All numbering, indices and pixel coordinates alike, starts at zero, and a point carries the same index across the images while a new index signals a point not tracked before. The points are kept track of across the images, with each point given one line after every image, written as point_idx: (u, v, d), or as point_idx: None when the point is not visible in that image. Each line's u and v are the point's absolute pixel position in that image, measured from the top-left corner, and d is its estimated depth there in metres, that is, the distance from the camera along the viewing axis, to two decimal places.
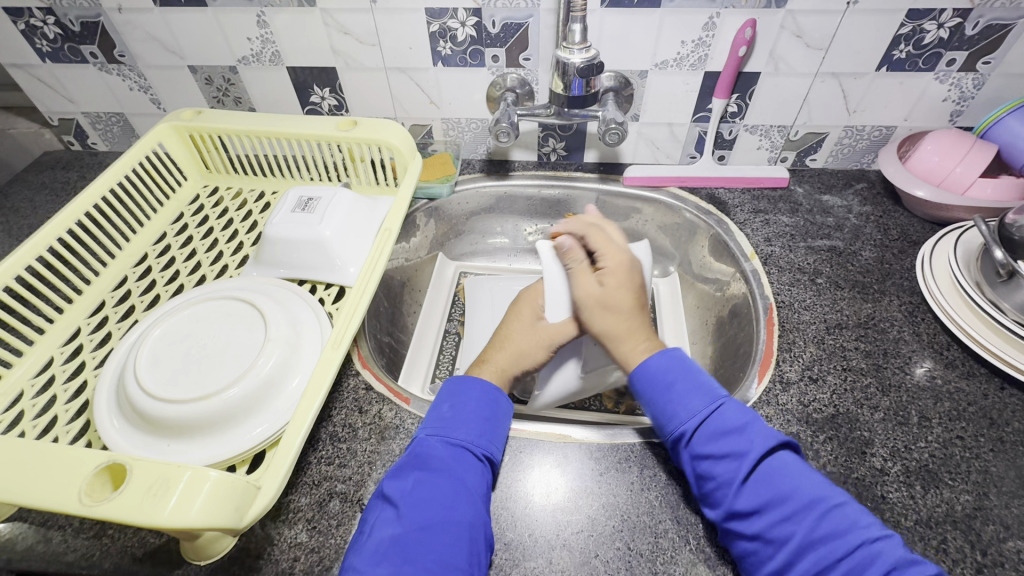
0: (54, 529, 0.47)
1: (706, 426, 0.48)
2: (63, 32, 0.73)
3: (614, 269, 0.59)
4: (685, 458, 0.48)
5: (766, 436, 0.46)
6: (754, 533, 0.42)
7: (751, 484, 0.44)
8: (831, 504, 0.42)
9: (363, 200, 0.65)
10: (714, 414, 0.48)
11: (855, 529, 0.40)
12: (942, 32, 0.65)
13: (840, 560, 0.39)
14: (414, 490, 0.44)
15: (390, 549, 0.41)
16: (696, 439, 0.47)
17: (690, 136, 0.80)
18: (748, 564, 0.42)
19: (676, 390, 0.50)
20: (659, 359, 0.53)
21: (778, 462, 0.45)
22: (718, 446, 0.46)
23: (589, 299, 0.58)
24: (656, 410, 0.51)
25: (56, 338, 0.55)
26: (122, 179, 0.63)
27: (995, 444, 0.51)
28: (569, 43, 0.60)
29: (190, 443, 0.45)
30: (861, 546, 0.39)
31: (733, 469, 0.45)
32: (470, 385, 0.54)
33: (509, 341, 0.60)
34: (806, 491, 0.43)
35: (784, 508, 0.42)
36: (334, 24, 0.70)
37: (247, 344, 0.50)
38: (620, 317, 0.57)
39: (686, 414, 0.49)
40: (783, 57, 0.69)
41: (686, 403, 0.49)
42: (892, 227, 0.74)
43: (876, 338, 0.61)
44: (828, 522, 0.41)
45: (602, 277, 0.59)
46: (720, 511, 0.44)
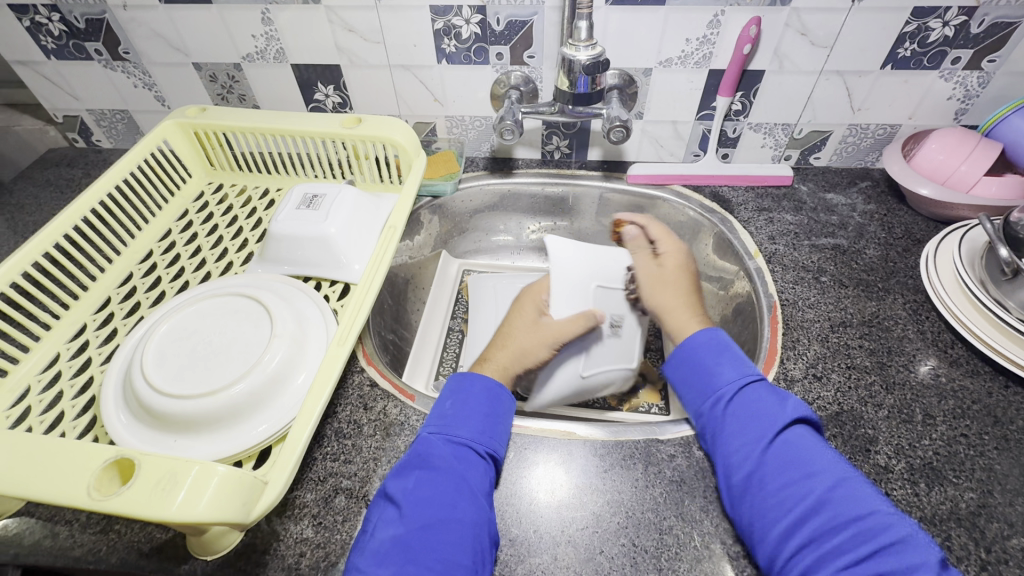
0: (61, 524, 0.47)
1: (744, 392, 0.50)
2: (68, 29, 0.73)
3: (671, 255, 0.67)
4: (718, 416, 0.50)
5: (801, 406, 0.48)
6: (770, 493, 0.44)
7: (779, 445, 0.46)
8: (848, 476, 0.44)
9: (367, 198, 0.65)
10: (751, 384, 0.51)
11: (870, 499, 0.42)
12: (947, 30, 0.65)
13: (849, 523, 0.41)
14: (416, 489, 0.45)
15: (392, 549, 0.41)
16: (733, 399, 0.50)
17: (694, 134, 0.80)
18: (756, 528, 0.43)
19: (724, 356, 0.53)
20: (704, 335, 0.56)
21: (804, 432, 0.47)
22: (752, 408, 0.49)
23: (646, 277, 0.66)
24: (695, 375, 0.54)
25: (62, 334, 0.55)
26: (127, 176, 0.63)
27: (1000, 442, 0.51)
28: (575, 41, 0.60)
29: (197, 438, 0.45)
30: (873, 514, 0.41)
31: (765, 428, 0.47)
32: (472, 383, 0.54)
33: (511, 340, 0.60)
34: (826, 462, 0.45)
35: (804, 473, 0.44)
36: (339, 21, 0.70)
37: (254, 340, 0.50)
38: (675, 293, 0.63)
39: (724, 380, 0.52)
40: (787, 55, 0.69)
41: (728, 369, 0.52)
42: (897, 225, 0.74)
43: (880, 336, 0.61)
44: (846, 488, 0.43)
45: (663, 260, 0.67)
46: (740, 470, 0.46)
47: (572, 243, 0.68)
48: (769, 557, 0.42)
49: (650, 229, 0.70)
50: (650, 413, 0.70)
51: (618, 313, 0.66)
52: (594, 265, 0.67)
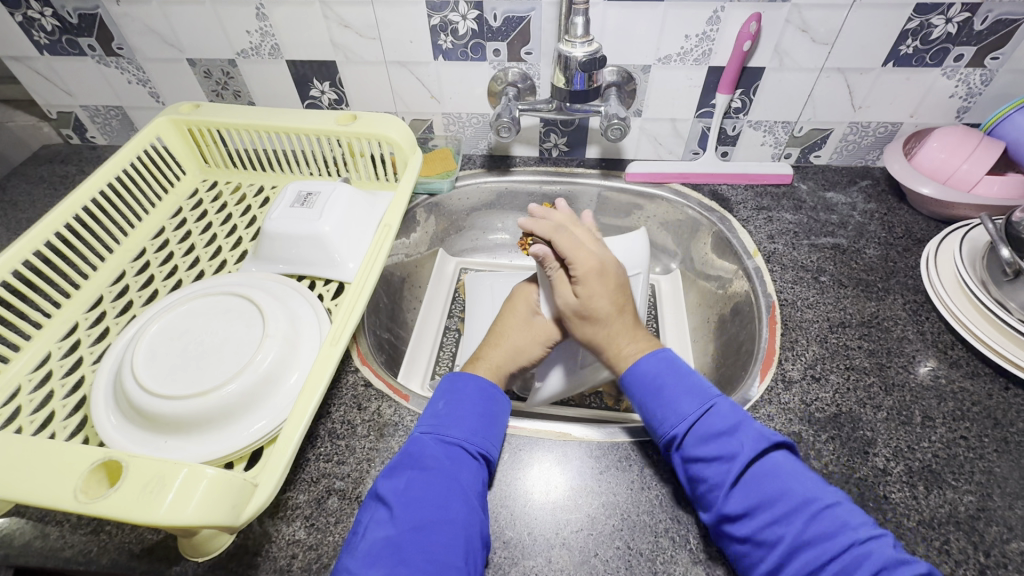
0: (51, 524, 0.47)
1: (696, 429, 0.47)
2: (61, 24, 0.73)
3: (588, 277, 0.55)
4: (677, 461, 0.48)
5: (757, 439, 0.46)
6: (745, 538, 0.42)
7: (740, 488, 0.44)
8: (821, 506, 0.42)
9: (362, 195, 0.65)
10: (703, 417, 0.48)
11: (844, 531, 0.40)
12: (950, 26, 0.64)
13: (831, 560, 0.39)
14: (408, 489, 0.44)
15: (383, 550, 0.41)
16: (686, 443, 0.47)
17: (693, 132, 0.79)
18: (743, 568, 0.42)
19: (666, 392, 0.50)
20: (648, 361, 0.53)
21: (769, 463, 0.45)
22: (707, 449, 0.46)
23: (568, 312, 0.56)
24: (647, 412, 0.51)
25: (54, 333, 0.54)
26: (120, 173, 0.63)
27: (1000, 444, 0.50)
28: (571, 37, 0.59)
29: (188, 439, 0.45)
30: (851, 547, 0.39)
31: (722, 473, 0.44)
32: (465, 382, 0.53)
33: (505, 338, 0.60)
34: (796, 492, 0.43)
35: (774, 511, 0.42)
36: (334, 16, 0.69)
37: (246, 340, 0.49)
38: (617, 320, 0.56)
39: (675, 418, 0.49)
40: (788, 52, 0.68)
41: (676, 407, 0.49)
42: (897, 224, 0.73)
43: (880, 337, 0.60)
44: (817, 523, 0.41)
45: (579, 287, 0.55)
46: (710, 515, 0.44)
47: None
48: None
49: (558, 244, 0.55)
50: None
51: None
52: None
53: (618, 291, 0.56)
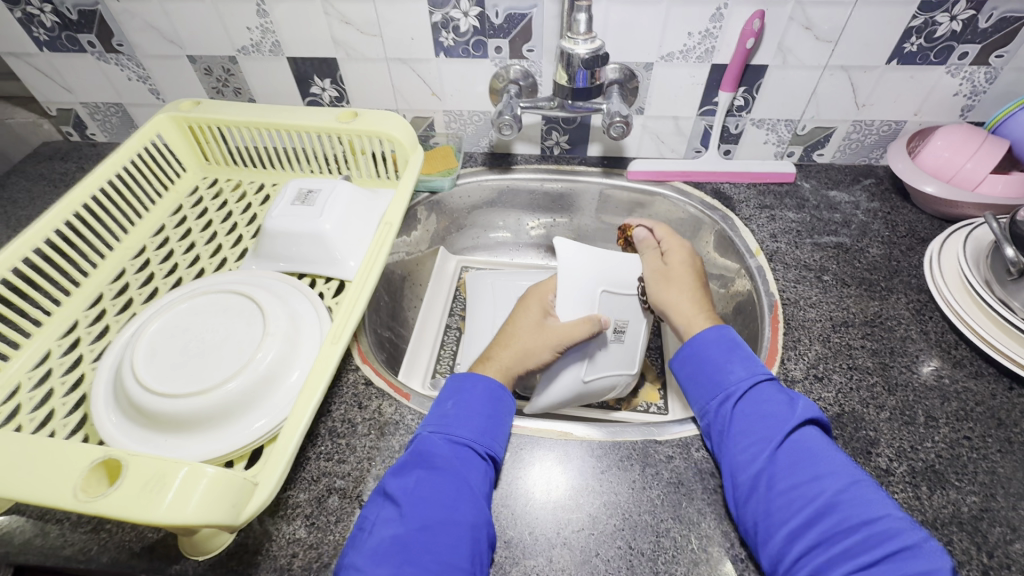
0: (51, 522, 0.47)
1: (754, 391, 0.50)
2: (61, 20, 0.72)
3: (676, 250, 0.67)
4: (726, 418, 0.49)
5: (811, 409, 0.48)
6: (780, 494, 0.43)
7: (787, 447, 0.46)
8: (859, 480, 0.43)
9: (363, 194, 0.64)
10: (761, 382, 0.50)
11: (880, 503, 0.41)
12: (955, 24, 0.63)
13: (858, 529, 0.40)
14: (416, 489, 0.44)
15: (390, 549, 0.40)
16: (741, 401, 0.49)
17: (696, 130, 0.79)
18: (762, 529, 0.42)
19: (734, 356, 0.53)
20: (712, 332, 0.55)
21: (816, 432, 0.47)
22: (761, 407, 0.48)
23: (652, 275, 0.65)
24: (704, 373, 0.53)
25: (54, 330, 0.54)
26: (120, 170, 0.63)
27: (1003, 445, 0.50)
28: (573, 34, 0.59)
29: (188, 437, 0.45)
30: (883, 518, 0.40)
31: (774, 429, 0.47)
32: (473, 383, 0.53)
33: (515, 341, 0.59)
34: (837, 463, 0.44)
35: (814, 474, 0.44)
36: (335, 13, 0.69)
37: (246, 339, 0.49)
38: (684, 292, 0.62)
39: (735, 378, 0.51)
40: (791, 50, 0.68)
41: (736, 370, 0.52)
42: (900, 223, 0.73)
43: (883, 336, 0.60)
44: (857, 490, 0.42)
45: (668, 256, 0.66)
46: (748, 470, 0.45)
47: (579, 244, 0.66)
48: (773, 557, 0.41)
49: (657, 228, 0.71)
50: (648, 412, 0.69)
51: (624, 317, 0.64)
52: (603, 266, 0.65)
53: (694, 270, 0.65)
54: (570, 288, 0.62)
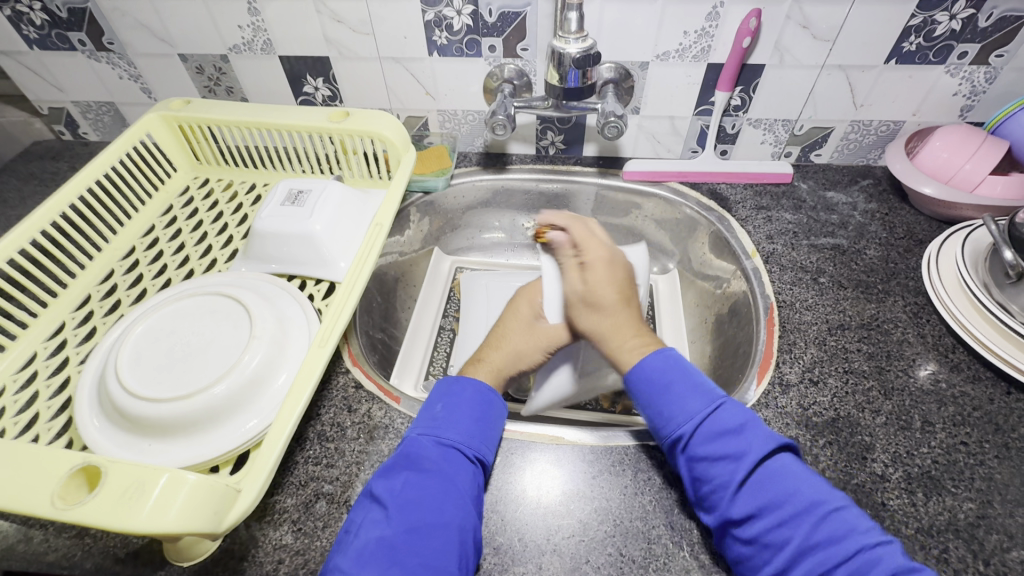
0: (35, 528, 0.46)
1: (703, 428, 0.46)
2: (50, 18, 0.72)
3: (598, 265, 0.57)
4: (683, 461, 0.46)
5: (766, 439, 0.45)
6: (750, 540, 0.41)
7: (747, 487, 0.43)
8: (831, 510, 0.41)
9: (354, 194, 0.64)
10: (711, 416, 0.46)
11: (854, 534, 0.39)
12: (954, 23, 0.62)
13: (838, 567, 0.39)
14: (404, 491, 0.44)
15: (377, 551, 0.40)
16: (693, 442, 0.46)
17: (692, 130, 0.78)
18: (746, 567, 0.41)
19: (674, 389, 0.49)
20: (655, 359, 0.51)
21: (777, 464, 0.44)
22: (713, 449, 0.45)
23: (573, 298, 0.57)
24: (652, 410, 0.49)
25: (40, 332, 0.54)
26: (109, 170, 0.62)
27: (1000, 450, 0.50)
28: (565, 33, 0.58)
29: (173, 443, 0.44)
30: (861, 551, 0.39)
31: (729, 472, 0.43)
32: (463, 386, 0.53)
33: (507, 342, 0.60)
34: (804, 495, 0.42)
35: (781, 514, 0.41)
36: (327, 11, 0.68)
37: (232, 342, 0.48)
38: (609, 317, 0.55)
39: (682, 417, 0.47)
40: (789, 49, 0.67)
41: (682, 406, 0.48)
42: (898, 225, 0.72)
43: (880, 340, 0.59)
44: (827, 525, 0.40)
45: (587, 273, 0.57)
46: (715, 516, 0.43)
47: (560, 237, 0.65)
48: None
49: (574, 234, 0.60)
50: (642, 415, 0.69)
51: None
52: None
53: (625, 285, 0.57)
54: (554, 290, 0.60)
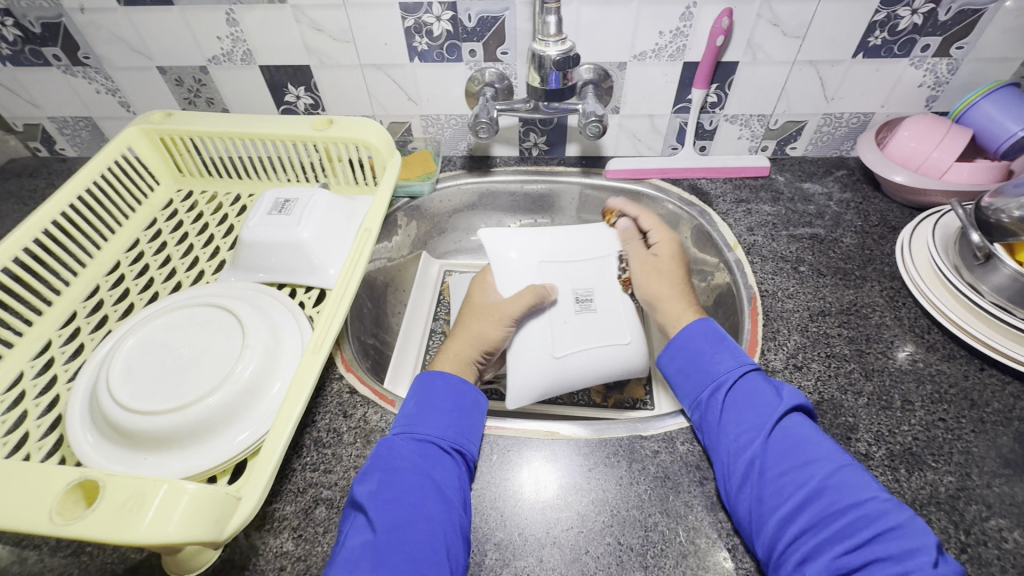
0: (29, 548, 0.46)
1: (742, 381, 0.52)
2: (23, 34, 0.71)
3: (667, 246, 0.69)
4: (718, 404, 0.51)
5: (794, 397, 0.49)
6: (770, 479, 0.45)
7: (777, 434, 0.47)
8: (847, 464, 0.45)
9: (341, 201, 0.64)
10: (749, 373, 0.52)
11: (868, 487, 0.43)
12: (916, 17, 0.65)
13: (845, 510, 0.42)
14: (380, 491, 0.44)
15: (362, 554, 0.40)
16: (733, 390, 0.51)
17: (671, 127, 0.80)
18: (755, 522, 0.43)
19: (721, 348, 0.55)
20: (703, 321, 0.58)
21: (803, 420, 0.48)
22: (753, 397, 0.50)
23: (643, 267, 0.69)
24: (693, 365, 0.55)
25: (25, 351, 0.53)
26: (90, 185, 0.61)
27: (976, 425, 0.52)
28: (544, 36, 0.59)
29: (169, 456, 0.44)
30: (871, 500, 0.42)
31: (762, 418, 0.48)
32: (434, 380, 0.54)
33: (471, 325, 0.62)
34: (825, 450, 0.46)
35: (803, 461, 0.45)
36: (306, 20, 0.68)
37: (225, 352, 0.48)
38: (667, 284, 0.66)
39: (728, 364, 0.53)
40: (761, 46, 0.69)
41: (728, 358, 0.54)
42: (872, 213, 0.75)
43: (859, 324, 0.61)
44: (843, 476, 0.44)
45: (657, 249, 0.69)
46: (741, 458, 0.47)
47: (507, 233, 0.71)
48: (768, 548, 0.42)
49: (644, 220, 0.72)
50: (634, 408, 0.70)
51: (585, 287, 0.68)
52: (535, 246, 0.70)
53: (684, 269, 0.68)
54: (508, 268, 0.68)
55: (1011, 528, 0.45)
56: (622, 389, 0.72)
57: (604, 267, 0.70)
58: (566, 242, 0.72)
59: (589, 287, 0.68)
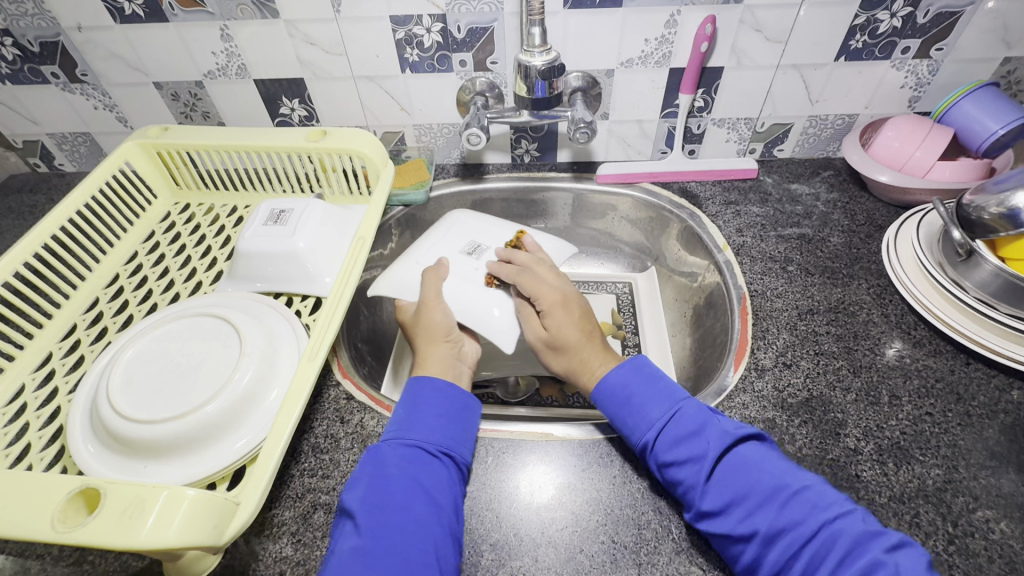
0: (32, 558, 0.46)
1: (665, 435, 0.48)
2: (22, 53, 0.72)
3: (551, 310, 0.61)
4: (654, 466, 0.48)
5: (722, 435, 0.46)
6: (723, 535, 0.43)
7: (714, 484, 0.44)
8: (790, 491, 0.43)
9: (337, 211, 0.65)
10: (673, 419, 0.49)
11: (815, 513, 0.41)
12: (895, 21, 0.67)
13: (805, 544, 0.40)
14: (368, 497, 0.44)
15: (351, 559, 0.40)
16: (658, 448, 0.48)
17: (660, 132, 0.81)
18: (727, 556, 0.43)
19: (634, 401, 0.51)
20: (618, 374, 0.53)
21: (739, 452, 0.46)
22: (679, 452, 0.46)
23: (540, 343, 0.61)
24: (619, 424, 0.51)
25: (28, 363, 0.54)
26: (89, 200, 0.62)
27: (963, 418, 0.53)
28: (530, 47, 0.61)
29: (168, 462, 0.45)
30: (822, 528, 0.40)
31: (694, 474, 0.45)
32: (420, 387, 0.54)
33: (417, 325, 0.62)
34: (768, 481, 0.43)
35: (748, 506, 0.43)
36: (299, 34, 0.69)
37: (222, 361, 0.49)
38: (570, 358, 0.58)
39: (646, 425, 0.49)
40: (745, 51, 0.70)
41: (646, 412, 0.50)
42: (859, 213, 0.76)
43: (847, 322, 0.62)
44: (789, 509, 0.42)
45: (546, 319, 0.61)
46: (691, 513, 0.45)
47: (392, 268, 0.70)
48: None
49: (521, 286, 0.64)
50: None
51: (467, 245, 0.72)
52: (411, 257, 0.71)
53: (579, 323, 0.60)
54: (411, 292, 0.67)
55: (998, 519, 0.46)
56: None
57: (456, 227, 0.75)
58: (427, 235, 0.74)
59: (471, 242, 0.72)
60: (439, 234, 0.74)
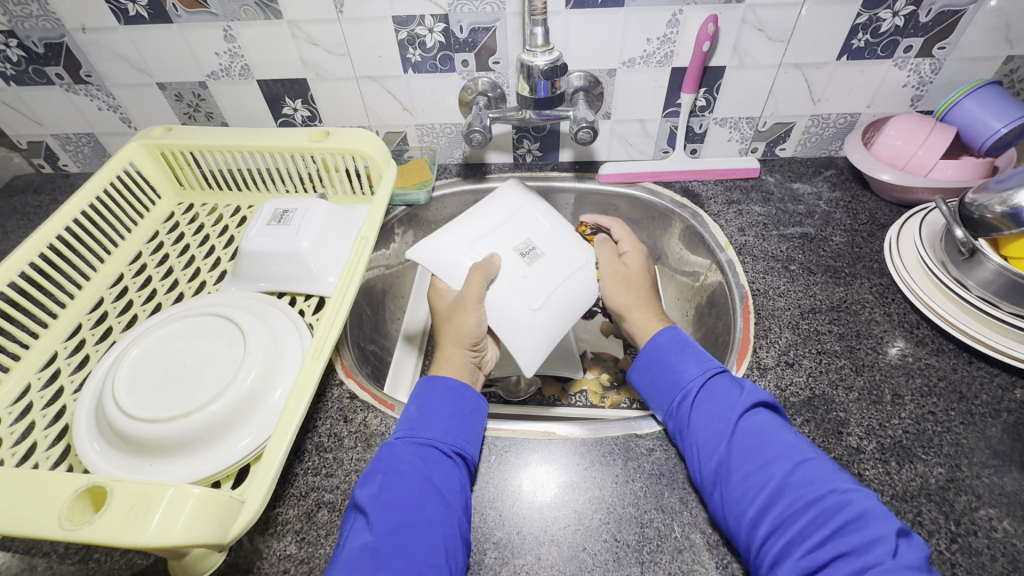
0: (38, 556, 0.47)
1: (707, 387, 0.51)
2: (27, 54, 0.73)
3: (635, 254, 0.70)
4: (684, 415, 0.51)
5: (755, 394, 0.50)
6: (735, 482, 0.45)
7: (740, 434, 0.47)
8: (808, 456, 0.45)
9: (339, 210, 0.65)
10: (712, 377, 0.52)
11: (827, 479, 0.43)
12: (897, 20, 0.67)
13: (809, 506, 0.41)
14: (381, 495, 0.44)
15: (362, 557, 0.41)
16: (696, 397, 0.51)
17: (662, 131, 0.81)
18: (730, 519, 0.44)
19: (686, 354, 0.55)
20: (666, 332, 0.58)
21: (767, 415, 0.48)
22: (715, 400, 0.50)
23: (613, 276, 0.68)
24: (660, 375, 0.55)
25: (33, 363, 0.54)
26: (94, 200, 0.63)
27: (965, 417, 0.53)
28: (531, 47, 0.61)
29: (173, 460, 0.45)
30: (830, 493, 0.42)
31: (724, 420, 0.48)
32: (436, 384, 0.54)
33: (450, 322, 0.60)
34: (787, 445, 0.46)
35: (765, 457, 0.45)
36: (302, 35, 0.70)
37: (227, 359, 0.50)
38: (635, 293, 0.66)
39: (691, 374, 0.53)
40: (746, 51, 0.71)
41: (690, 366, 0.54)
42: (861, 212, 0.76)
43: (849, 321, 0.62)
44: (803, 470, 0.44)
45: (627, 259, 0.70)
46: (709, 462, 0.47)
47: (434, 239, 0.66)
48: (745, 546, 0.43)
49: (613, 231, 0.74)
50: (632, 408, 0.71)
51: (522, 241, 0.66)
52: (462, 238, 0.66)
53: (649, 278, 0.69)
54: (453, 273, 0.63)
55: (1000, 517, 0.46)
56: (620, 390, 0.74)
57: (520, 218, 0.69)
58: (485, 216, 0.68)
59: (527, 239, 0.67)
60: (493, 216, 0.68)
